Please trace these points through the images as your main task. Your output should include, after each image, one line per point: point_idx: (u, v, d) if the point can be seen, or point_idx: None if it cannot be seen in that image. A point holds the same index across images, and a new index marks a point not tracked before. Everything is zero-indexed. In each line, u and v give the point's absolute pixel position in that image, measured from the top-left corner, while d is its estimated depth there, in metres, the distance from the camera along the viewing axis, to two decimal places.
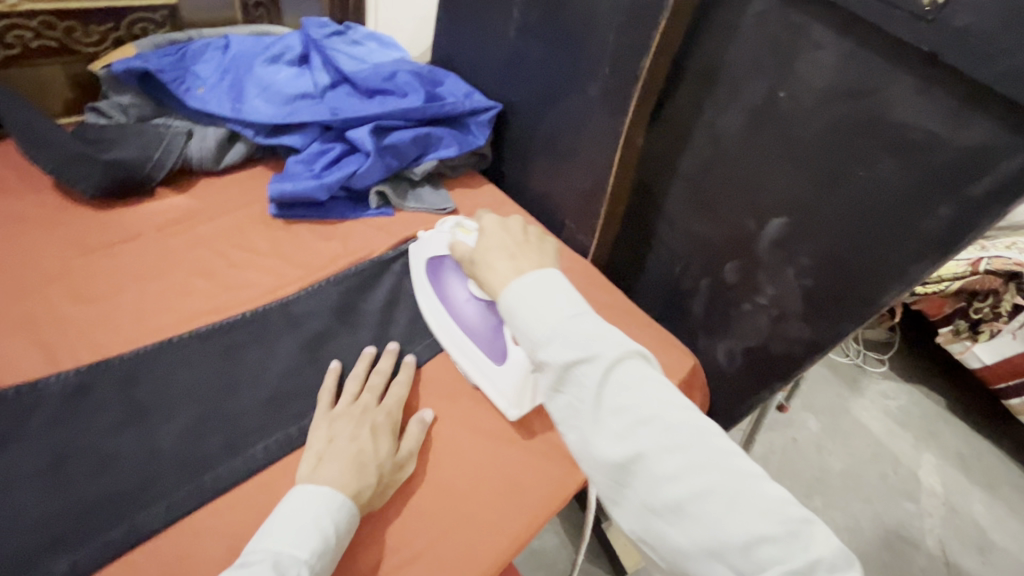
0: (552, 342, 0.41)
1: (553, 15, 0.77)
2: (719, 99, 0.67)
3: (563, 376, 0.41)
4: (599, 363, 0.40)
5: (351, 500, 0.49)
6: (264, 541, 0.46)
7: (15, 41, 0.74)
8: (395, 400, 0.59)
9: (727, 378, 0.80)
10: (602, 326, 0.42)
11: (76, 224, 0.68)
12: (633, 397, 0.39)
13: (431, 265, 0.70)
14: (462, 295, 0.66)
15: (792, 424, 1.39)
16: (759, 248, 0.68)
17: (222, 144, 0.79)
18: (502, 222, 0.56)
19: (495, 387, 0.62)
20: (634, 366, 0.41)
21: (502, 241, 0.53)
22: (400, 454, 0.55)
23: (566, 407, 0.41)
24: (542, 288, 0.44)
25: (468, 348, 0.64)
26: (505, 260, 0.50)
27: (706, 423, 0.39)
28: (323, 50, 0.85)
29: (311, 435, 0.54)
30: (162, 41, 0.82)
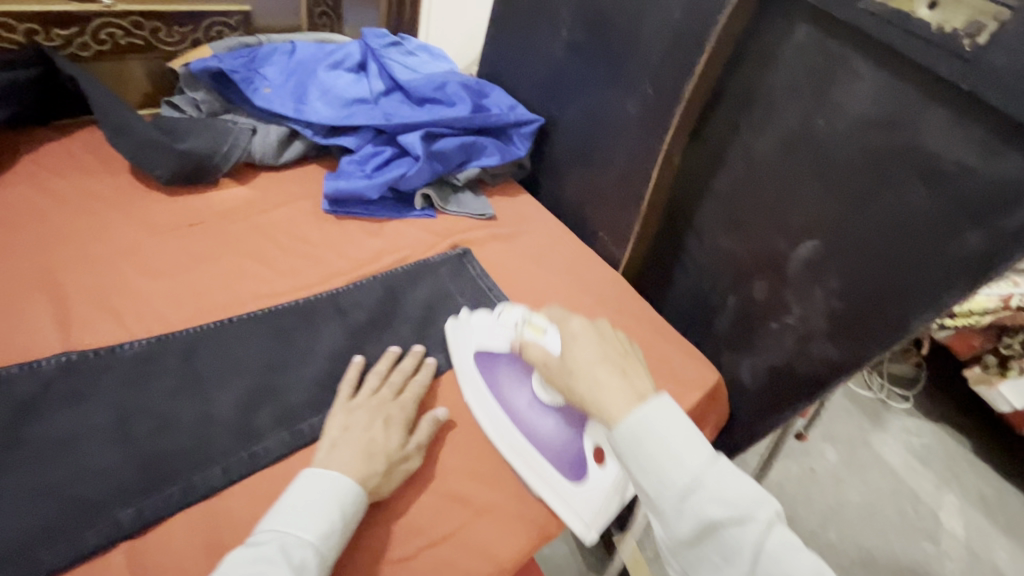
0: (696, 496, 0.43)
1: (599, 38, 0.81)
2: (757, 124, 0.70)
3: (707, 534, 0.42)
4: (751, 526, 0.42)
5: (360, 489, 0.50)
6: (275, 521, 0.48)
7: (107, 38, 0.80)
8: (412, 396, 0.60)
9: (750, 397, 0.81)
10: (745, 482, 0.44)
11: (149, 207, 0.73)
12: (787, 567, 0.40)
13: (481, 358, 0.65)
14: (523, 402, 0.62)
15: (810, 454, 1.38)
16: (789, 269, 0.70)
17: (283, 141, 0.84)
18: (594, 327, 0.56)
19: (571, 508, 0.57)
20: (781, 531, 0.42)
21: (602, 354, 0.53)
22: (410, 445, 0.56)
23: (709, 562, 0.43)
24: (672, 434, 0.45)
25: (535, 460, 0.59)
26: (612, 379, 0.51)
27: None
28: (380, 58, 0.91)
29: (328, 421, 0.56)
30: (235, 44, 0.88)
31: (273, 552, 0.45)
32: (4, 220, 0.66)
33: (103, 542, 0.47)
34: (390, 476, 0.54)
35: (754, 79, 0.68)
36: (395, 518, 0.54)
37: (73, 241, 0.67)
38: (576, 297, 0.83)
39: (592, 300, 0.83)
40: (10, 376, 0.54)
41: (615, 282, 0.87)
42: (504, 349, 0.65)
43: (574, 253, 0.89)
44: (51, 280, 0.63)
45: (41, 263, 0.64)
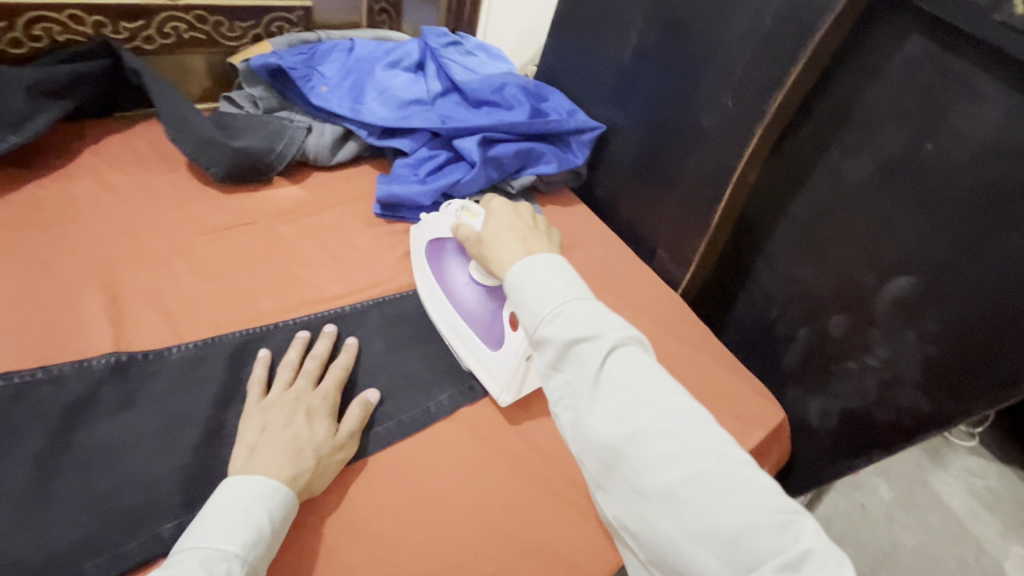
0: (555, 318, 0.43)
1: (673, 43, 0.76)
2: (850, 145, 0.63)
3: (564, 354, 0.42)
4: (601, 344, 0.41)
5: (286, 487, 0.47)
6: (193, 539, 0.43)
7: (172, 32, 0.79)
8: (331, 383, 0.57)
9: (817, 440, 0.74)
10: (603, 310, 0.43)
11: (203, 203, 0.72)
12: (631, 379, 0.39)
13: (434, 246, 0.70)
14: (460, 281, 0.65)
15: (861, 489, 1.29)
16: (876, 306, 0.64)
17: (337, 141, 0.82)
18: (512, 207, 0.59)
19: (489, 372, 0.61)
20: (631, 351, 0.41)
21: (510, 225, 0.56)
22: (340, 437, 0.53)
23: (565, 385, 0.42)
24: (546, 271, 0.46)
25: (464, 332, 0.63)
26: (512, 240, 0.53)
27: (701, 412, 0.39)
28: (438, 58, 0.88)
29: (242, 426, 0.51)
30: (294, 40, 0.86)
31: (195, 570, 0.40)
32: (64, 211, 0.66)
33: (143, 558, 0.45)
34: (323, 473, 0.51)
35: (850, 97, 0.62)
36: (439, 551, 0.51)
37: (128, 236, 0.66)
38: (631, 319, 0.78)
39: (648, 324, 0.78)
40: (61, 374, 0.53)
41: (672, 304, 0.82)
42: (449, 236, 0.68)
43: (630, 271, 0.85)
44: (105, 275, 0.62)
45: (97, 258, 0.63)
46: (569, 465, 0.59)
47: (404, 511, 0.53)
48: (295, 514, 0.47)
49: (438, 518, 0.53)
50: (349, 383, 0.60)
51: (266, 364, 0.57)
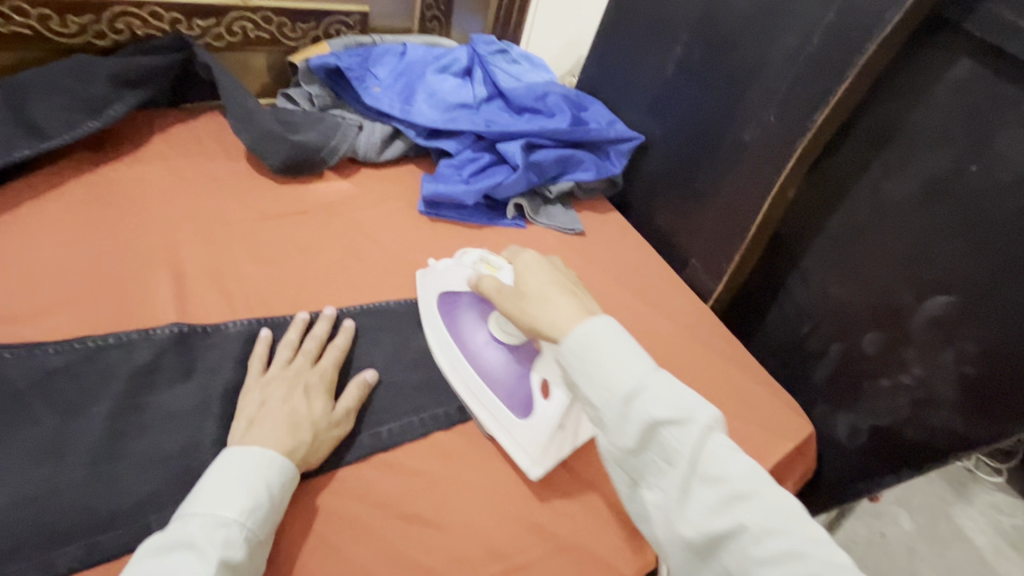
0: (638, 397, 0.43)
1: (718, 59, 0.78)
2: (891, 164, 0.64)
3: (648, 437, 0.43)
4: (690, 428, 0.42)
5: (284, 459, 0.49)
6: (194, 504, 0.44)
7: (239, 30, 0.84)
8: (329, 361, 0.59)
9: (843, 457, 0.74)
10: (686, 390, 0.44)
11: (259, 192, 0.76)
12: (725, 469, 0.41)
13: (445, 300, 0.66)
14: (480, 339, 0.62)
15: (881, 518, 1.26)
16: (912, 325, 0.64)
17: (386, 140, 0.86)
18: (542, 258, 0.56)
19: (516, 442, 0.58)
20: (719, 438, 0.42)
21: (553, 278, 0.54)
22: (336, 413, 0.55)
23: (652, 468, 0.43)
24: (618, 342, 0.45)
25: (486, 396, 0.60)
26: (560, 294, 0.51)
27: (798, 507, 0.40)
28: (486, 65, 0.92)
29: (241, 400, 0.53)
30: (351, 42, 0.90)
31: (195, 537, 0.42)
32: (133, 192, 0.70)
33: None
34: (319, 447, 0.53)
35: (893, 117, 0.63)
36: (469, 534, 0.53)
37: (190, 219, 0.70)
38: (663, 327, 0.79)
39: (679, 332, 0.79)
40: (129, 341, 0.56)
41: (703, 315, 0.83)
42: (464, 289, 0.65)
43: (661, 280, 0.86)
44: (170, 253, 0.66)
45: (163, 237, 0.67)
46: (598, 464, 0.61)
47: (439, 493, 0.55)
48: (294, 482, 0.49)
49: (470, 502, 0.55)
50: (347, 362, 0.62)
51: (268, 343, 0.58)
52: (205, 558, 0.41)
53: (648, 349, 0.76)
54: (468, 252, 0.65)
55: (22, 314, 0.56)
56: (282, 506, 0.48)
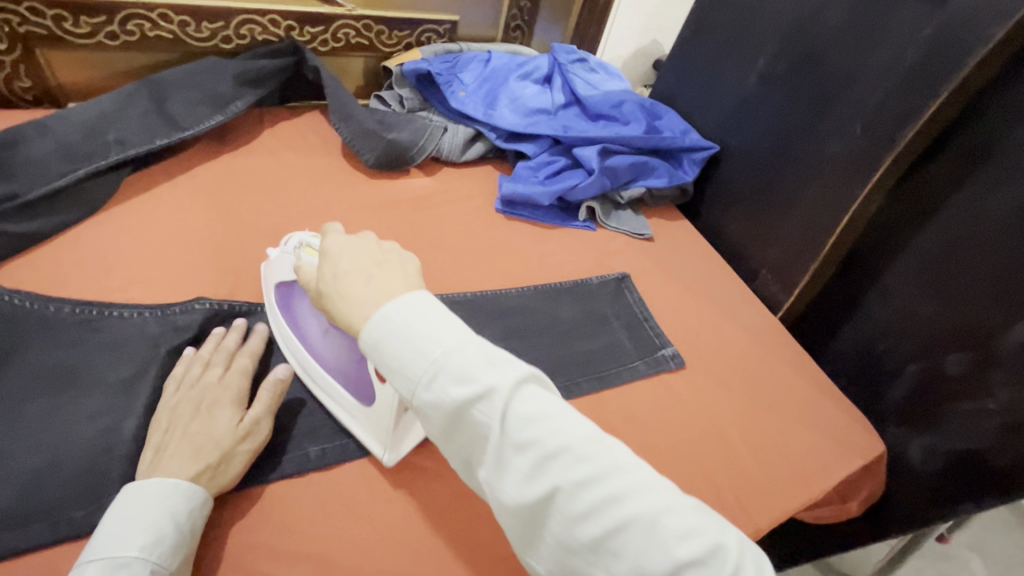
0: (438, 378, 0.39)
1: (804, 71, 0.78)
2: (989, 181, 0.63)
3: (460, 416, 0.39)
4: (495, 399, 0.38)
5: (188, 484, 0.47)
6: (90, 551, 0.42)
7: (343, 37, 0.91)
8: (236, 374, 0.56)
9: (919, 481, 0.71)
10: (491, 354, 0.40)
11: (353, 185, 0.83)
12: (539, 431, 0.38)
13: (281, 292, 0.62)
14: (315, 330, 0.59)
15: (949, 560, 1.19)
16: (1002, 346, 0.62)
17: (468, 142, 0.91)
18: (348, 241, 0.48)
19: (368, 431, 0.56)
20: (529, 394, 0.40)
21: (353, 260, 0.46)
22: (244, 425, 0.52)
23: (470, 447, 0.40)
24: (422, 314, 0.41)
25: (330, 387, 0.58)
26: (361, 274, 0.45)
27: (609, 447, 0.39)
28: (566, 73, 0.96)
29: (151, 427, 0.51)
30: (440, 49, 0.96)
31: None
32: (248, 180, 0.78)
33: (298, 470, 0.55)
34: (229, 464, 0.50)
35: (993, 133, 0.62)
36: None
37: (295, 205, 0.77)
38: (731, 335, 0.79)
39: (745, 340, 0.79)
40: (261, 310, 0.64)
41: (772, 326, 0.82)
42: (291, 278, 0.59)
43: (729, 290, 0.86)
44: (278, 235, 0.73)
45: (271, 221, 0.74)
46: (658, 460, 0.64)
47: None
48: (208, 505, 0.48)
49: None
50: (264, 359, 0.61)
51: (188, 362, 0.56)
52: None
53: (716, 356, 0.76)
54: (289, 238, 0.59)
55: (154, 279, 0.64)
56: (193, 538, 0.46)
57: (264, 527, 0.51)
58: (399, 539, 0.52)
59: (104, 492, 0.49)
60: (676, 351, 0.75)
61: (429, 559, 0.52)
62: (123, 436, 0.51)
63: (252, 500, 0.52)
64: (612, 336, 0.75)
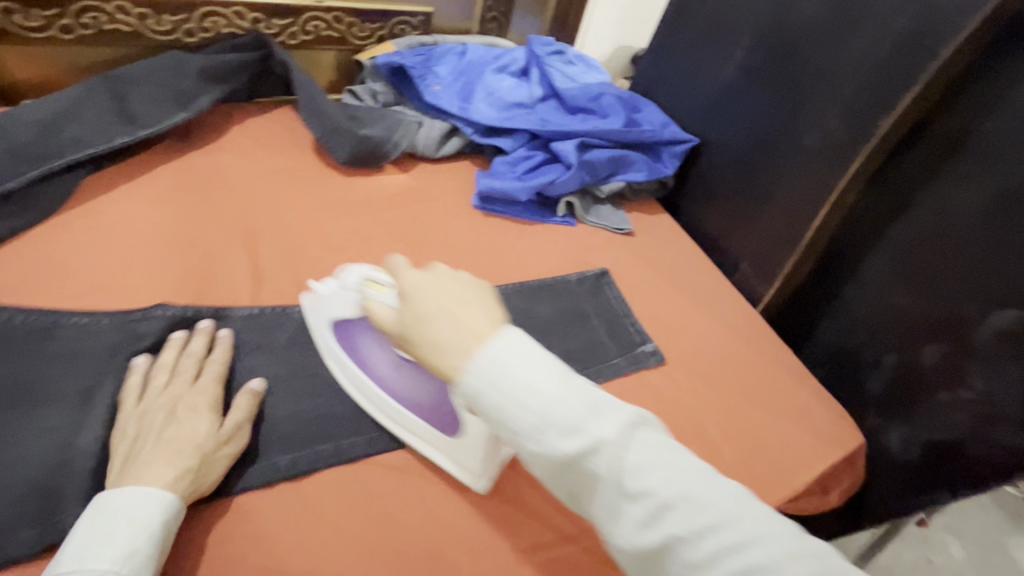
0: (545, 431, 0.40)
1: (781, 62, 0.78)
2: (964, 173, 0.62)
3: (570, 467, 0.40)
4: (606, 449, 0.40)
5: (164, 490, 0.45)
6: (59, 564, 0.40)
7: (312, 29, 0.88)
8: (209, 380, 0.54)
9: (897, 471, 0.72)
10: (595, 402, 0.41)
11: (325, 183, 0.81)
12: (651, 478, 0.40)
13: (339, 329, 0.60)
14: (385, 364, 0.59)
15: (928, 542, 1.21)
16: (976, 338, 0.62)
17: (444, 136, 0.89)
18: (425, 276, 0.47)
19: (455, 461, 0.56)
20: (637, 440, 0.41)
21: (439, 301, 0.45)
22: (223, 432, 0.51)
23: (579, 492, 0.42)
24: (523, 363, 0.41)
25: (412, 423, 0.58)
26: (445, 315, 0.44)
27: (723, 489, 0.40)
28: (543, 65, 0.94)
29: (116, 436, 0.49)
30: (414, 42, 0.94)
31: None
32: (213, 180, 0.76)
33: (267, 481, 0.53)
34: (209, 469, 0.49)
35: (966, 125, 0.62)
36: (514, 513, 0.56)
37: (263, 205, 0.75)
38: (711, 330, 0.79)
39: (725, 335, 0.79)
40: (227, 313, 0.62)
41: (752, 320, 0.82)
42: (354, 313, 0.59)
43: (709, 284, 0.86)
44: (246, 236, 0.71)
45: (238, 222, 0.72)
46: None
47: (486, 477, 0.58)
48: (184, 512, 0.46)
49: (512, 487, 0.58)
50: (233, 369, 0.58)
51: (151, 370, 0.54)
52: None
53: (696, 352, 0.76)
54: (343, 270, 0.58)
55: (113, 285, 0.62)
56: (166, 548, 0.44)
57: (232, 542, 0.49)
58: (373, 550, 0.51)
59: (59, 510, 0.47)
60: (656, 348, 0.74)
61: (403, 569, 0.51)
62: (80, 451, 0.49)
63: (219, 515, 0.50)
64: (592, 334, 0.74)
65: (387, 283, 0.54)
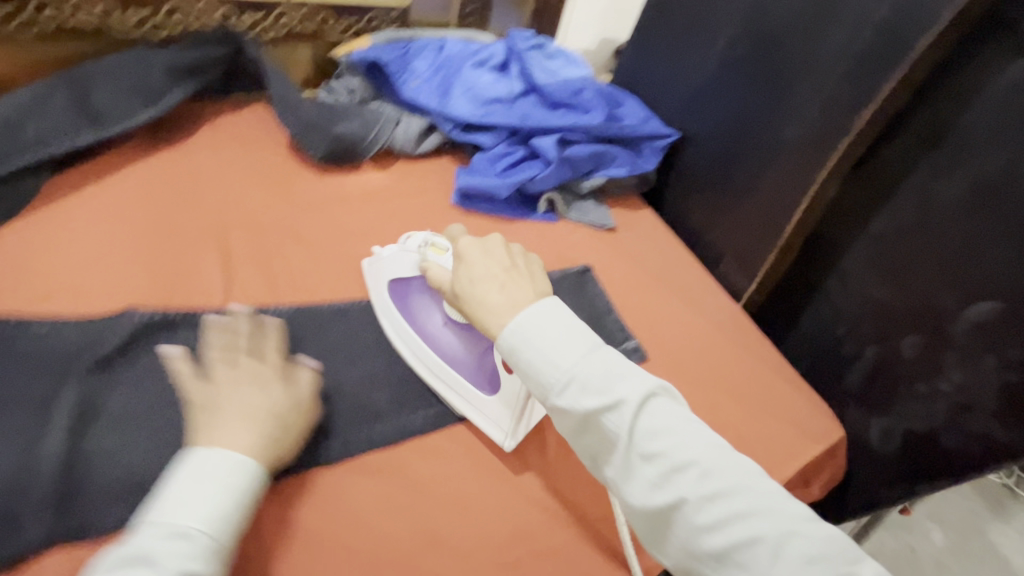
0: (571, 387, 0.45)
1: (760, 56, 0.78)
2: (939, 165, 0.63)
3: (591, 423, 0.44)
4: (627, 410, 0.43)
5: (249, 454, 0.46)
6: (152, 517, 0.42)
7: (286, 24, 0.86)
8: (269, 352, 0.55)
9: (877, 461, 0.72)
10: (621, 367, 0.46)
11: (301, 181, 0.79)
12: (666, 443, 0.43)
13: (396, 287, 0.66)
14: (436, 322, 0.64)
15: (911, 530, 1.22)
16: (952, 329, 0.62)
17: (422, 133, 0.88)
18: (482, 245, 0.57)
19: (486, 418, 0.60)
20: (656, 407, 0.44)
21: (487, 268, 0.55)
22: (295, 401, 0.52)
23: (598, 451, 0.45)
24: (555, 326, 0.47)
25: (451, 377, 0.61)
26: (494, 281, 0.53)
27: (738, 464, 0.43)
28: (523, 60, 0.92)
29: (188, 405, 0.49)
30: (391, 36, 0.92)
31: (154, 548, 0.40)
32: (184, 179, 0.74)
33: None
34: (288, 435, 0.51)
35: (942, 117, 0.62)
36: (495, 514, 0.55)
37: (237, 204, 0.73)
38: (694, 324, 0.79)
39: (707, 329, 0.78)
40: (198, 315, 0.60)
41: (735, 314, 0.82)
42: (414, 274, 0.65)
43: (691, 279, 0.86)
44: (219, 237, 0.69)
45: (211, 222, 0.70)
46: None
47: (465, 479, 0.57)
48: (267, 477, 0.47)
49: (493, 488, 0.57)
50: None
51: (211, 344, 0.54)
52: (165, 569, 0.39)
53: (679, 347, 0.75)
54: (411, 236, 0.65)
55: (80, 289, 0.60)
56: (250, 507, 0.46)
57: None
58: (349, 557, 0.50)
59: (19, 523, 0.45)
60: (640, 343, 0.74)
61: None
62: (42, 459, 0.47)
63: None
64: None
65: (447, 248, 0.62)
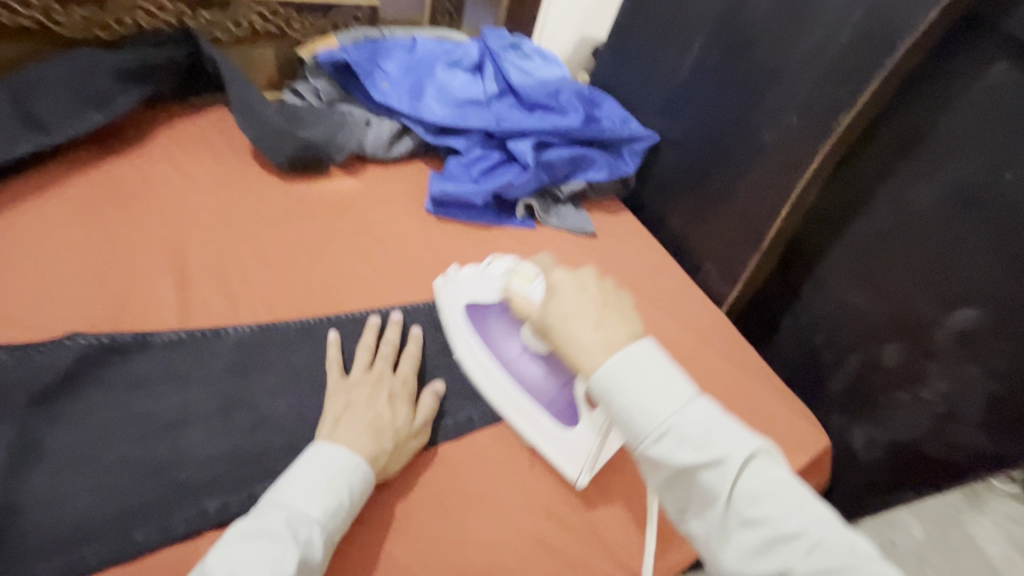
0: (666, 439, 0.40)
1: (737, 59, 0.76)
2: (917, 171, 0.62)
3: (684, 479, 0.39)
4: (728, 470, 0.38)
5: (366, 464, 0.49)
6: (280, 493, 0.46)
7: (246, 23, 0.83)
8: (407, 370, 0.59)
9: (863, 470, 0.71)
10: (724, 422, 0.40)
11: (264, 191, 0.75)
12: (769, 508, 0.37)
13: (475, 312, 0.65)
14: (515, 350, 0.63)
15: None
16: (936, 338, 0.61)
17: (394, 137, 0.84)
18: (574, 275, 0.49)
19: (560, 453, 0.58)
20: (758, 470, 0.39)
21: (581, 302, 0.47)
22: (414, 425, 0.55)
23: (687, 506, 0.40)
24: (651, 371, 0.42)
25: (526, 407, 0.60)
26: (589, 315, 0.46)
27: (855, 541, 0.36)
28: (498, 60, 0.89)
29: (326, 402, 0.54)
30: (360, 36, 0.88)
31: (279, 528, 0.43)
32: (136, 191, 0.69)
33: (193, 529, 0.47)
34: (399, 454, 0.53)
35: (921, 121, 0.61)
36: (472, 545, 0.52)
37: (194, 217, 0.69)
38: (676, 334, 0.77)
39: (689, 339, 0.77)
40: (150, 339, 0.56)
41: (717, 322, 0.80)
42: (494, 300, 0.65)
43: (673, 286, 0.84)
44: (175, 253, 0.65)
45: (165, 237, 0.66)
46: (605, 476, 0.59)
47: (440, 508, 0.54)
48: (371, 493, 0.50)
49: (470, 516, 0.54)
50: (156, 404, 0.52)
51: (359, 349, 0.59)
52: (284, 552, 0.42)
53: None
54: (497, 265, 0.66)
55: (19, 315, 0.56)
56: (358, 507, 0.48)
57: None
58: None
59: None
60: None
61: None
62: None
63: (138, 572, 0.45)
64: None
65: (534, 275, 0.60)
